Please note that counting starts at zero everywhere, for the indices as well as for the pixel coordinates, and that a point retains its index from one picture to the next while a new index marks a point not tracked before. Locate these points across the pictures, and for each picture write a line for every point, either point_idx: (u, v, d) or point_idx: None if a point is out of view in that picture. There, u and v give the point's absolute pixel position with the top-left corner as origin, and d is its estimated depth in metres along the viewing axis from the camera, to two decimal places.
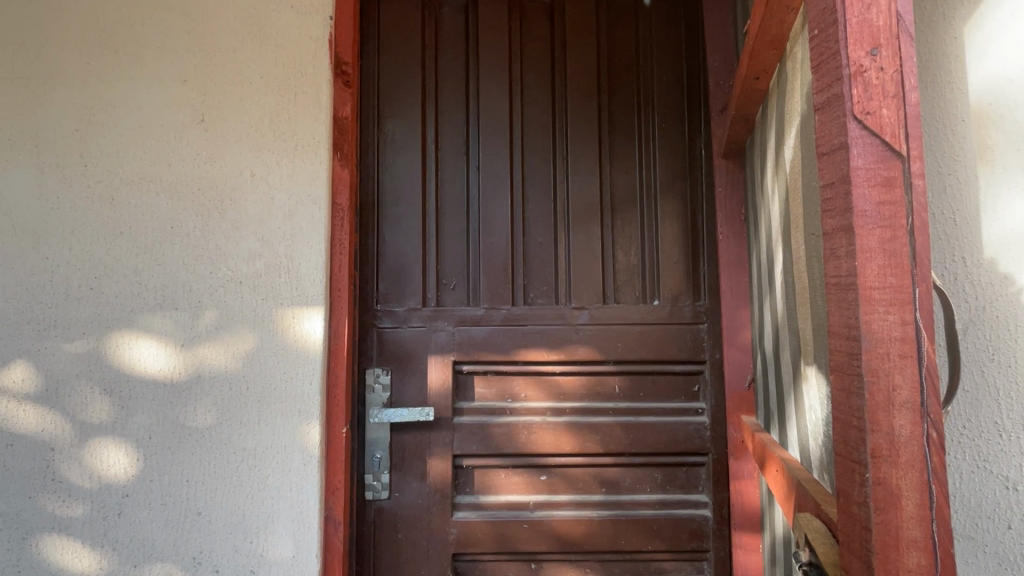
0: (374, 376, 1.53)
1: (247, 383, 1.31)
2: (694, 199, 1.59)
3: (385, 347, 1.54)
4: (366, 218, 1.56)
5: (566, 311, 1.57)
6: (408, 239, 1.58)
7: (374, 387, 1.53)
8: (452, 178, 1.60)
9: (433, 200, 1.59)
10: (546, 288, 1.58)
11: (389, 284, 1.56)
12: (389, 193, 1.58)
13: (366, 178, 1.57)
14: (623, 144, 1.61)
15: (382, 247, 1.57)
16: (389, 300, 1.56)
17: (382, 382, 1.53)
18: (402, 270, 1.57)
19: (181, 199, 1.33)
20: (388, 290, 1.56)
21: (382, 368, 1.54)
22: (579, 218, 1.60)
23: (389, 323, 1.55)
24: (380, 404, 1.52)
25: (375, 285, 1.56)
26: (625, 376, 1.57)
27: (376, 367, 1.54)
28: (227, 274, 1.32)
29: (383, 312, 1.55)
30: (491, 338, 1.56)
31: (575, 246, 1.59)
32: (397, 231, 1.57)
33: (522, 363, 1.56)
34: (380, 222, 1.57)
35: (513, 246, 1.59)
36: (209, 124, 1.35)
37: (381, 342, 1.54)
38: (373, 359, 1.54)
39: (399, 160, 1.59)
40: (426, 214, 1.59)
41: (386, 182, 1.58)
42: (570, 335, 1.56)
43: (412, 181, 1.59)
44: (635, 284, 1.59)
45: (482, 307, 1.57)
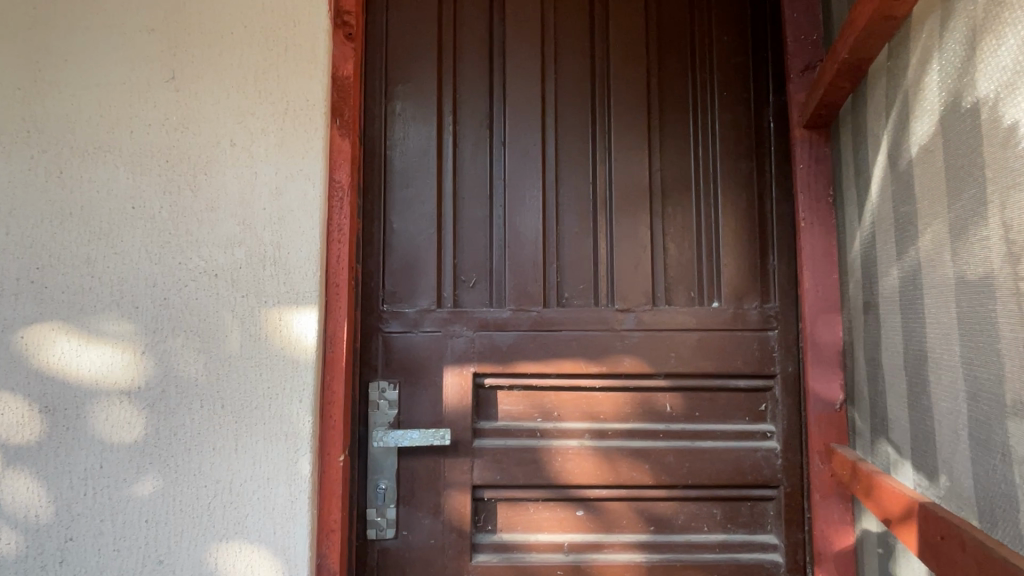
0: (379, 391, 1.28)
1: (223, 400, 1.06)
2: (761, 182, 1.33)
3: (392, 356, 1.30)
4: (370, 203, 1.32)
5: (610, 314, 1.31)
6: (420, 227, 1.33)
7: (379, 404, 1.28)
8: (472, 157, 1.36)
9: (450, 182, 1.35)
10: (584, 287, 1.33)
11: (397, 281, 1.31)
12: (398, 172, 1.33)
13: (369, 156, 1.33)
14: (675, 116, 1.36)
15: (389, 237, 1.32)
16: (398, 300, 1.31)
17: (388, 398, 1.28)
18: (413, 265, 1.32)
19: (145, 174, 1.08)
20: (396, 288, 1.31)
21: (388, 381, 1.29)
22: (622, 204, 1.34)
23: (397, 326, 1.30)
24: (387, 425, 1.27)
25: (381, 282, 1.31)
26: (679, 392, 1.31)
27: (382, 380, 1.29)
28: (200, 266, 1.08)
29: (391, 314, 1.30)
30: (520, 346, 1.31)
31: (618, 238, 1.34)
32: (407, 219, 1.32)
33: (555, 376, 1.30)
34: (387, 207, 1.32)
35: (545, 236, 1.34)
36: (180, 82, 1.10)
37: (388, 350, 1.30)
38: (378, 370, 1.29)
39: (410, 134, 1.35)
40: (441, 199, 1.34)
41: (394, 160, 1.34)
42: (614, 343, 1.30)
43: (425, 159, 1.34)
44: (690, 283, 1.33)
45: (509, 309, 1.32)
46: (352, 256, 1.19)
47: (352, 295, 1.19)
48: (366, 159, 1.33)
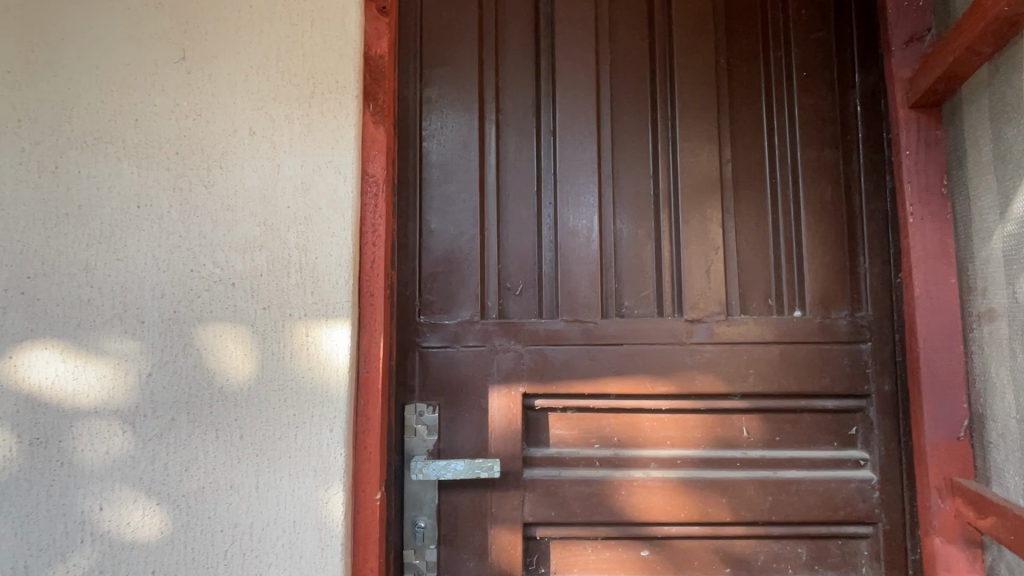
0: (416, 415, 1.13)
1: (241, 429, 0.91)
2: (847, 174, 1.17)
3: (430, 374, 1.14)
4: (405, 201, 1.17)
5: (677, 326, 1.16)
6: (460, 228, 1.17)
7: (416, 429, 1.12)
8: (518, 148, 1.21)
9: (493, 177, 1.19)
10: (645, 294, 1.18)
11: (434, 289, 1.16)
12: (435, 167, 1.18)
13: (404, 148, 1.18)
14: (747, 102, 1.21)
15: (426, 239, 1.17)
16: (436, 311, 1.16)
17: (427, 423, 1.13)
18: (453, 271, 1.16)
19: (152, 168, 0.94)
20: (434, 297, 1.16)
21: (427, 403, 1.14)
22: (689, 201, 1.19)
23: (436, 341, 1.15)
24: (425, 454, 1.12)
25: (417, 290, 1.16)
26: (755, 414, 1.15)
27: (419, 402, 1.13)
28: (215, 274, 0.93)
29: (429, 327, 1.15)
30: (575, 363, 1.15)
31: (686, 238, 1.18)
32: (445, 218, 1.17)
33: (615, 397, 1.15)
34: (424, 205, 1.17)
35: (601, 236, 1.19)
36: (193, 62, 0.96)
37: (426, 368, 1.14)
38: (415, 391, 1.14)
39: (448, 123, 1.19)
40: (484, 196, 1.19)
41: (430, 152, 1.18)
42: (682, 359, 1.15)
43: (465, 152, 1.19)
44: (767, 289, 1.17)
45: (561, 320, 1.16)
46: (388, 261, 1.03)
47: (388, 306, 1.04)
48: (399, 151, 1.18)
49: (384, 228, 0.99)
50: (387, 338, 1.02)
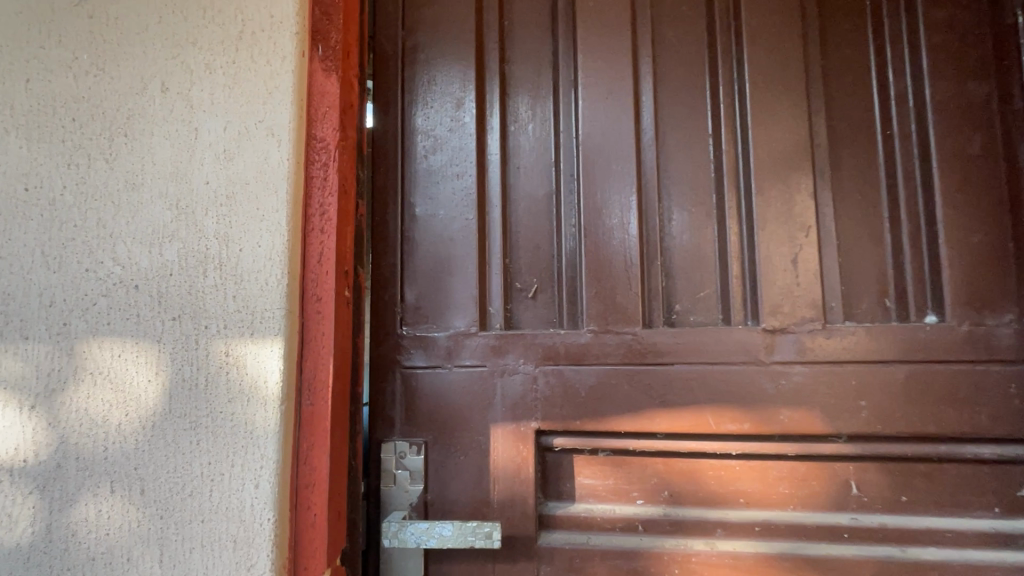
0: (395, 458, 0.86)
1: (141, 483, 0.68)
2: (1005, 118, 0.81)
3: (414, 403, 0.87)
4: (384, 180, 0.92)
5: (750, 339, 0.83)
6: (453, 212, 0.90)
7: (396, 476, 0.85)
8: (530, 107, 0.93)
9: (496, 145, 0.92)
10: (704, 296, 0.86)
11: (422, 292, 0.90)
12: (421, 135, 0.92)
13: (383, 114, 0.93)
14: (845, 29, 0.87)
15: (411, 229, 0.91)
16: (422, 320, 0.89)
17: (410, 468, 0.85)
18: (443, 268, 0.89)
19: (43, 140, 0.73)
20: (421, 303, 0.89)
21: (411, 441, 0.86)
22: (766, 165, 0.86)
23: (422, 359, 0.88)
24: (406, 511, 0.84)
25: (398, 294, 0.90)
26: (868, 463, 0.81)
27: (401, 440, 0.86)
28: (114, 275, 0.71)
29: (414, 341, 0.88)
30: (607, 390, 0.85)
31: (760, 217, 0.85)
32: (434, 200, 0.91)
33: (664, 436, 0.84)
34: (407, 185, 0.92)
35: (642, 218, 0.88)
36: (95, 5, 0.75)
37: (410, 394, 0.87)
38: (395, 426, 0.87)
39: (437, 77, 0.93)
40: (485, 170, 0.91)
41: (413, 117, 0.93)
42: (759, 386, 0.82)
43: (459, 114, 0.92)
44: (882, 285, 0.83)
45: (587, 331, 0.86)
46: (349, 255, 0.78)
47: (350, 315, 0.78)
48: (376, 119, 0.93)
49: (337, 210, 0.74)
50: (347, 357, 0.77)
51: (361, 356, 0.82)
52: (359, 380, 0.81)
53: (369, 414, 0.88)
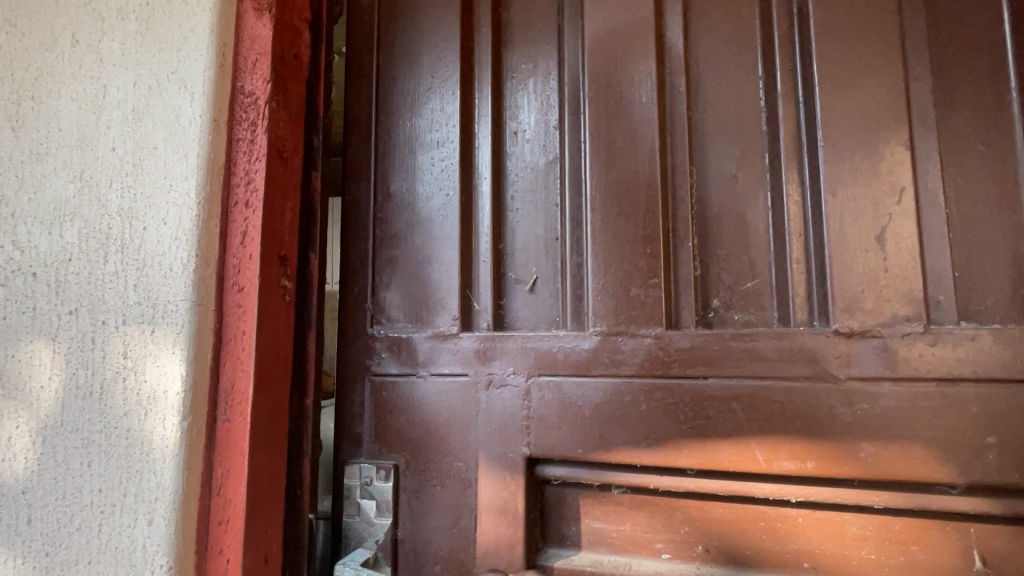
0: (361, 484, 0.71)
1: (28, 511, 0.56)
2: None
3: (385, 418, 0.72)
4: (360, 156, 0.79)
5: (816, 346, 0.61)
6: (433, 189, 0.74)
7: (360, 506, 0.71)
8: (528, 58, 0.75)
9: (487, 107, 0.75)
10: (751, 287, 0.65)
11: (398, 285, 0.75)
12: (398, 97, 0.78)
13: (360, 81, 0.80)
14: None
15: (387, 213, 0.77)
16: (397, 318, 0.74)
17: (377, 497, 0.71)
18: (421, 257, 0.74)
19: None
20: (396, 298, 0.74)
21: (381, 465, 0.72)
22: (837, 109, 0.63)
23: (394, 367, 0.73)
24: (371, 552, 0.70)
25: (370, 287, 0.76)
26: (999, 526, 0.56)
27: (369, 463, 0.72)
28: (11, 261, 0.60)
29: (385, 344, 0.73)
30: (618, 411, 0.65)
31: (831, 180, 0.62)
32: (411, 177, 0.76)
33: (695, 473, 0.63)
34: (382, 158, 0.78)
35: (669, 188, 0.68)
36: None
37: (380, 408, 0.73)
38: (362, 445, 0.73)
39: (417, 31, 0.78)
40: (473, 137, 0.75)
41: (389, 81, 0.79)
42: (828, 411, 0.60)
43: (442, 68, 0.76)
44: (1017, 270, 0.58)
45: (593, 333, 0.67)
46: (291, 238, 0.63)
47: (291, 310, 0.63)
48: (352, 87, 0.81)
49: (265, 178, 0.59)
50: (285, 362, 0.62)
51: (309, 361, 0.66)
52: (307, 391, 0.66)
53: (337, 428, 0.75)
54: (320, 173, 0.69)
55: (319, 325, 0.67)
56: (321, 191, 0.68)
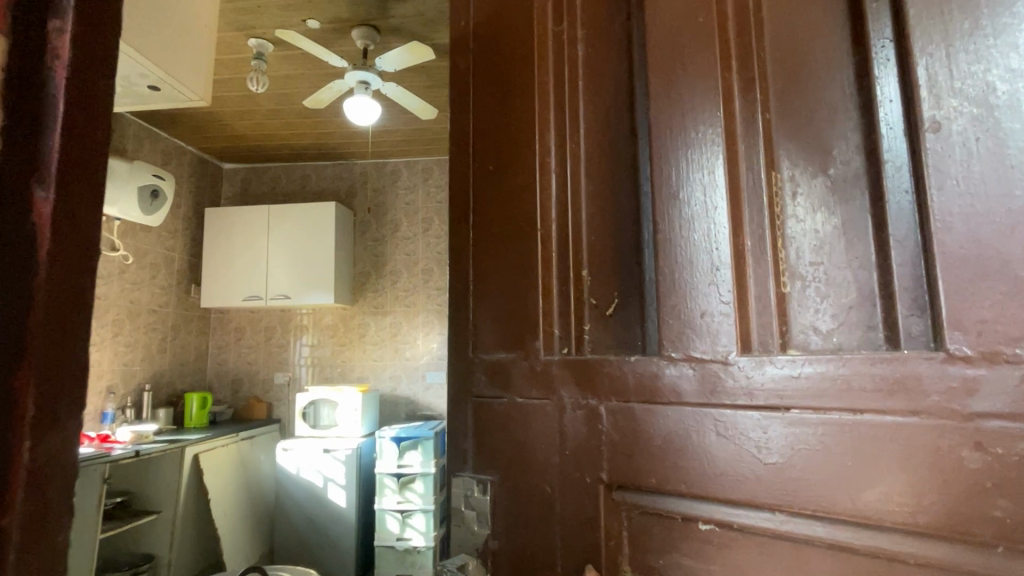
0: (463, 496, 0.66)
1: None
2: None
3: (482, 445, 0.65)
4: (459, 192, 0.72)
5: (926, 373, 0.41)
6: (506, 204, 0.67)
7: (465, 517, 0.65)
8: (598, 85, 0.64)
9: (568, 138, 0.65)
10: (851, 304, 0.49)
11: (488, 305, 0.67)
12: (478, 104, 0.72)
13: (458, 112, 0.74)
14: None
15: (472, 253, 0.69)
16: (484, 335, 0.67)
17: (478, 511, 0.64)
18: (501, 288, 0.66)
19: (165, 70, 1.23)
20: (488, 330, 0.67)
21: (482, 478, 0.64)
22: (940, 47, 0.43)
23: (485, 381, 0.66)
24: (470, 559, 0.63)
25: (462, 319, 0.69)
26: None
27: (474, 474, 0.65)
28: None
29: (477, 372, 0.66)
30: (688, 441, 0.51)
31: (948, 143, 0.42)
32: (501, 212, 0.68)
33: (786, 521, 0.46)
34: (457, 172, 0.73)
35: (735, 189, 0.53)
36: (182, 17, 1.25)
37: (477, 431, 0.66)
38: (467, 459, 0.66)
39: (500, 37, 0.71)
40: (558, 176, 0.64)
41: (477, 113, 0.72)
42: (950, 455, 0.40)
43: (513, 70, 0.69)
44: None
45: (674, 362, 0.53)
46: None
47: None
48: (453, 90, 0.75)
49: None
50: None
51: (26, 399, 0.34)
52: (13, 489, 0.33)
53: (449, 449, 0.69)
54: (72, 32, 0.36)
55: (55, 309, 0.35)
56: (64, 59, 0.36)
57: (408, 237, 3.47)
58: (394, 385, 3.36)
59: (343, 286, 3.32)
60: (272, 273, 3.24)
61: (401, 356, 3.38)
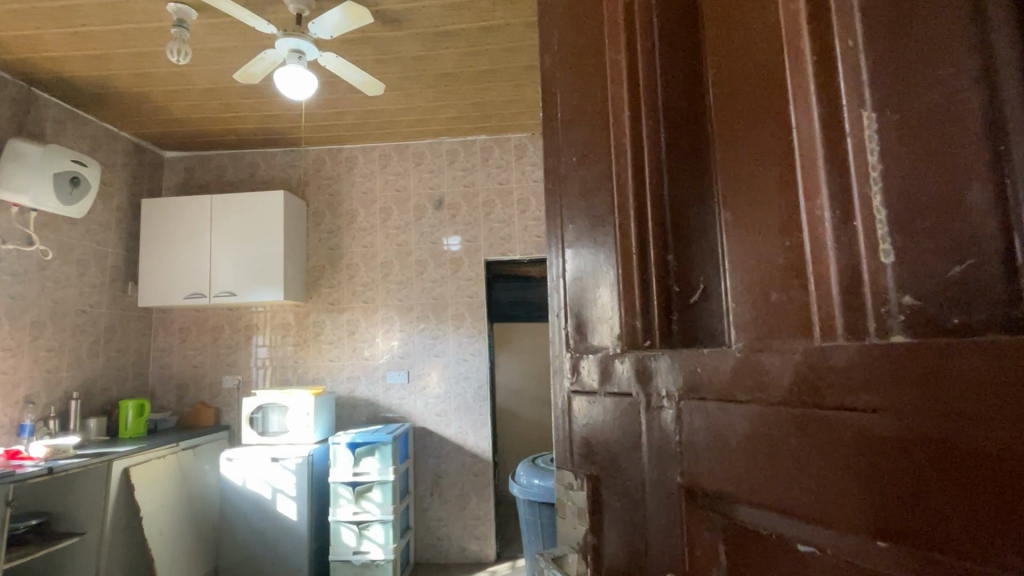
0: (567, 488, 0.48)
1: None
2: None
3: (581, 450, 0.46)
4: (549, 160, 0.55)
5: None
6: (595, 146, 0.48)
7: (570, 516, 0.48)
8: None
9: (648, 72, 0.43)
10: (970, 276, 0.22)
11: (580, 281, 0.49)
12: (570, 19, 0.53)
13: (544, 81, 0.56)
14: None
15: (562, 232, 0.52)
16: (573, 317, 0.49)
17: (578, 514, 0.47)
18: (582, 257, 0.48)
19: None
20: (575, 315, 0.49)
21: (580, 476, 0.46)
22: None
23: (577, 378, 0.47)
24: (575, 559, 0.47)
25: (552, 307, 0.52)
26: None
27: (576, 471, 0.47)
28: None
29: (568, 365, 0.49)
30: (728, 454, 0.32)
31: None
32: (580, 182, 0.49)
33: (895, 562, 0.23)
34: (550, 111, 0.55)
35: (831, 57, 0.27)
36: None
37: (579, 433, 0.47)
38: (566, 453, 0.49)
39: None
40: (628, 133, 0.44)
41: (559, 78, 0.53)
42: None
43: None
44: None
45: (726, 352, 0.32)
46: None
47: None
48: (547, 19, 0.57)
49: None
50: None
51: None
52: None
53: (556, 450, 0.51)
54: None
55: None
56: None
57: (365, 228, 3.26)
58: (351, 387, 3.15)
59: (294, 282, 3.09)
60: (216, 269, 2.99)
61: (360, 355, 3.17)
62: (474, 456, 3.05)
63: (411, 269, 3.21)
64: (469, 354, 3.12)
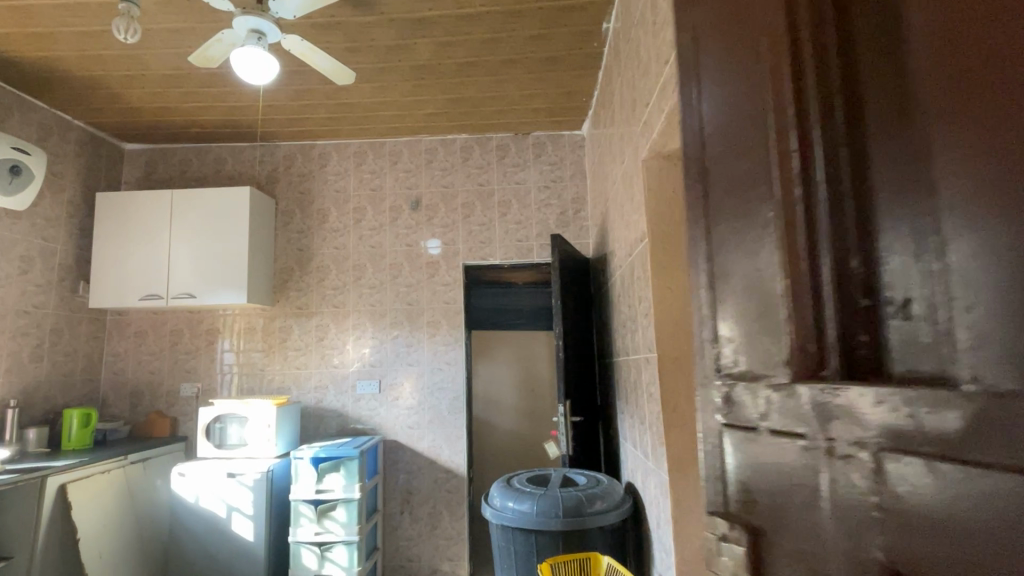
0: (715, 537, 0.47)
1: None
2: None
3: (739, 487, 0.45)
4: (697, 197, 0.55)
5: None
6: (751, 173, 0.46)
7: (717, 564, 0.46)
8: None
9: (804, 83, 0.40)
10: None
11: (740, 318, 0.46)
12: (711, 58, 0.53)
13: (693, 111, 0.56)
14: None
15: (715, 268, 0.51)
16: (730, 354, 0.47)
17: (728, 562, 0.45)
18: (736, 286, 0.47)
19: None
20: (735, 355, 0.46)
21: (733, 528, 0.44)
22: None
23: (742, 423, 0.44)
24: None
25: (704, 338, 0.52)
26: None
27: (728, 521, 0.45)
28: None
29: (719, 396, 0.48)
30: (934, 529, 0.28)
31: None
32: (733, 204, 0.48)
33: None
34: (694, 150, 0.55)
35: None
36: None
37: (735, 472, 0.46)
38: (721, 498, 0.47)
39: None
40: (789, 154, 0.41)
41: (712, 101, 0.52)
42: None
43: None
44: None
45: (953, 400, 0.27)
46: None
47: None
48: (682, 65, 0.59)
49: None
50: None
51: None
52: None
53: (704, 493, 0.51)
54: None
55: None
56: None
57: (337, 228, 3.09)
58: (319, 397, 2.97)
59: (258, 285, 2.90)
60: (175, 270, 2.80)
61: (328, 363, 2.99)
62: (448, 472, 2.88)
63: (385, 273, 3.05)
64: (444, 363, 2.96)
